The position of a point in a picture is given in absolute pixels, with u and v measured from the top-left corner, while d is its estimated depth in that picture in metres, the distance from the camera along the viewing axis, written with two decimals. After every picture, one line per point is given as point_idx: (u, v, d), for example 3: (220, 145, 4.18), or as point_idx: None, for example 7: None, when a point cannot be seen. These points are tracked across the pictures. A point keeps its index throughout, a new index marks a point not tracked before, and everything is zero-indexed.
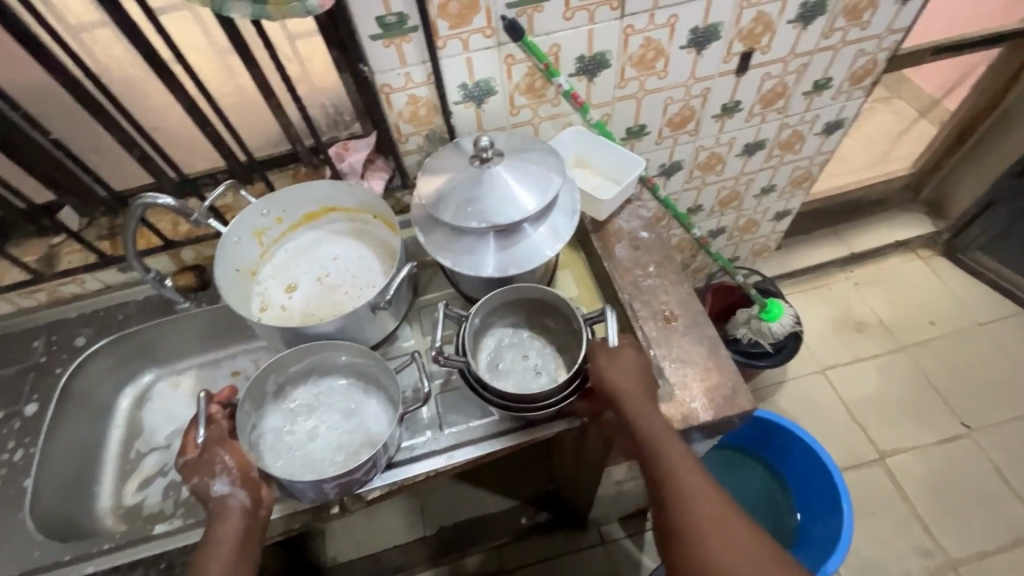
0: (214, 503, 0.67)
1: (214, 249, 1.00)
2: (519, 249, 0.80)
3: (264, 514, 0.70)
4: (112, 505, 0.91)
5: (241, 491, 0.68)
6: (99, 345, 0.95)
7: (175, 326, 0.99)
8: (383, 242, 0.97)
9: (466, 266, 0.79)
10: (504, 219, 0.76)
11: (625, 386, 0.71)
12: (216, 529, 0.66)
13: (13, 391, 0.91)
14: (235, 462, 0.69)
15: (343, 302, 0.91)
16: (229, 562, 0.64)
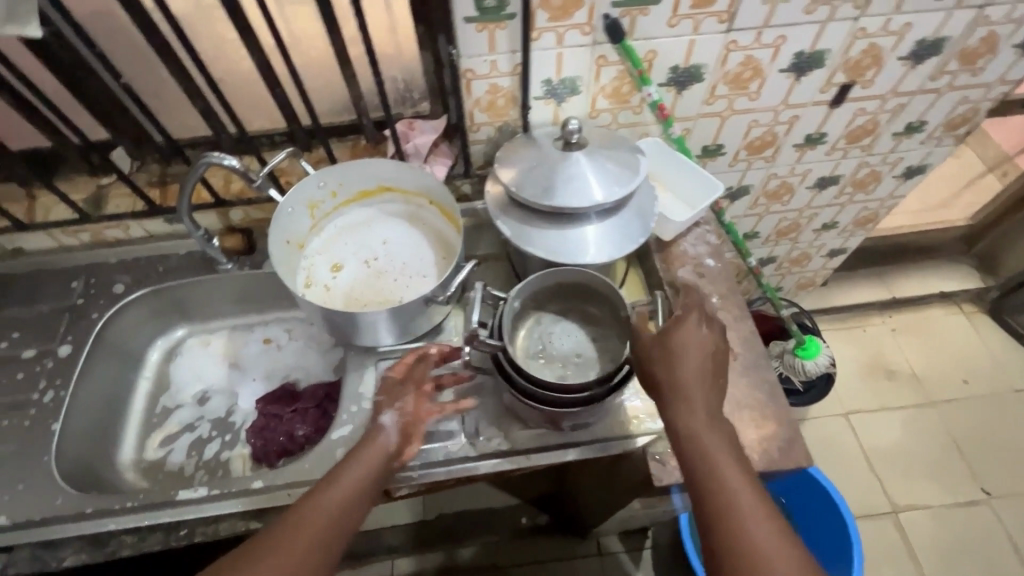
0: (382, 428, 0.68)
1: (264, 213, 0.97)
2: (595, 239, 0.78)
3: (393, 468, 0.67)
4: (134, 458, 0.90)
5: (393, 437, 0.68)
6: (136, 294, 0.93)
7: (214, 287, 0.97)
8: (437, 230, 0.93)
9: (543, 251, 0.77)
10: (584, 200, 0.75)
11: (684, 367, 0.63)
12: (363, 452, 0.65)
13: (48, 329, 0.90)
14: (409, 411, 0.70)
15: (391, 292, 0.88)
16: (347, 496, 0.61)
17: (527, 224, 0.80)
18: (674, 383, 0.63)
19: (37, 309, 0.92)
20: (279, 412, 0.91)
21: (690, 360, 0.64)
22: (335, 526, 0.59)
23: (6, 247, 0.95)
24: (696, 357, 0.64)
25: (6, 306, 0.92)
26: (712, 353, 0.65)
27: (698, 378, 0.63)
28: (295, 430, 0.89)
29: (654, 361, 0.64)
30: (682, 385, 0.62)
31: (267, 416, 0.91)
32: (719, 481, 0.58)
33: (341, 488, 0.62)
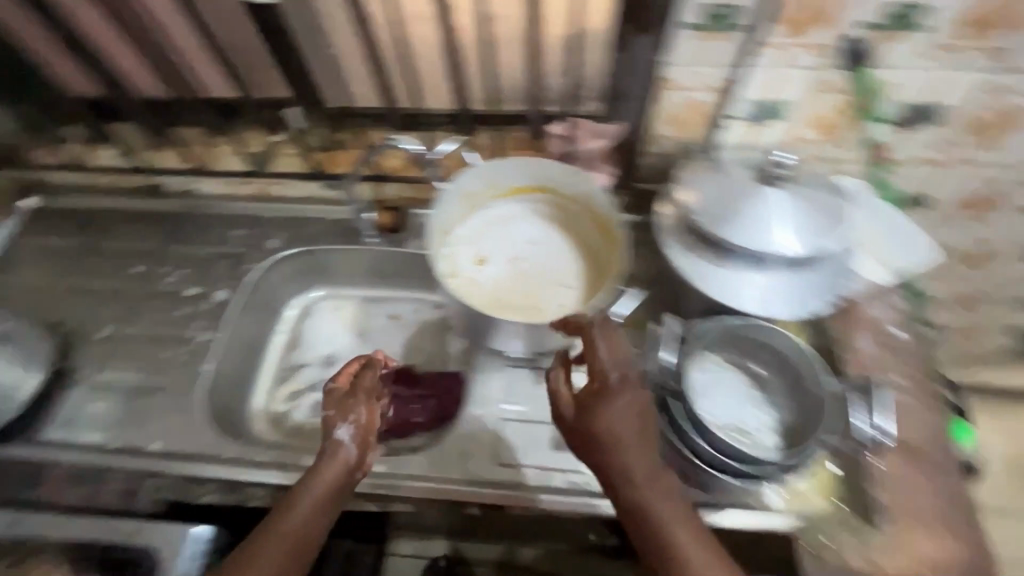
0: (328, 444, 0.71)
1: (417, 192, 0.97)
2: (776, 288, 0.70)
3: (356, 479, 0.72)
4: (263, 407, 0.93)
5: (354, 446, 0.72)
6: (288, 251, 0.98)
7: (357, 256, 0.98)
8: (588, 239, 0.88)
9: (716, 292, 0.71)
10: (775, 247, 0.67)
11: (618, 432, 0.60)
12: (319, 470, 0.69)
13: (208, 272, 0.95)
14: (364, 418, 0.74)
15: (534, 299, 0.84)
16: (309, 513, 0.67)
17: (702, 257, 0.72)
18: (617, 465, 0.60)
19: (200, 250, 0.97)
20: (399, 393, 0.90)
21: (630, 438, 0.60)
22: (297, 541, 0.65)
23: (182, 187, 1.02)
24: (631, 426, 0.60)
25: (174, 242, 0.98)
26: (642, 410, 0.61)
27: (640, 454, 0.60)
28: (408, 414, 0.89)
29: (593, 438, 0.61)
30: (641, 474, 0.59)
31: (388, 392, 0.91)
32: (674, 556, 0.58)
33: (295, 509, 0.66)
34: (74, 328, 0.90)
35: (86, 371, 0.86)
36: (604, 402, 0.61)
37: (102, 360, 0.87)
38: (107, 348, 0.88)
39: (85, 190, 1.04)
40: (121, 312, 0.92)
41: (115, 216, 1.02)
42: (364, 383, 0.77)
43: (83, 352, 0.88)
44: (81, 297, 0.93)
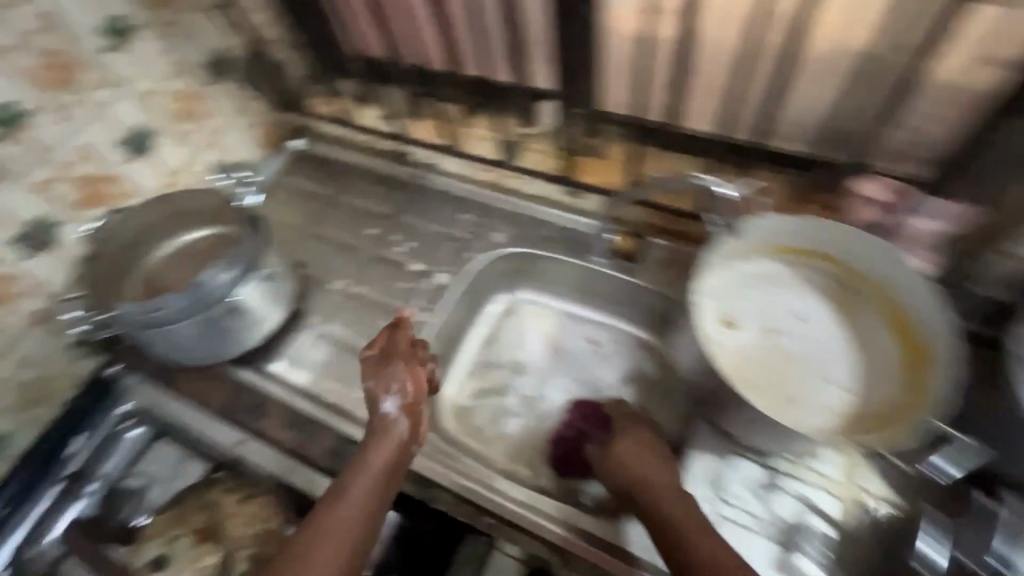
0: (375, 419, 0.69)
1: (665, 221, 0.86)
2: None
3: (410, 454, 0.69)
4: (454, 398, 0.91)
5: (404, 422, 0.69)
6: (512, 250, 0.94)
7: (578, 270, 0.92)
8: (869, 335, 0.72)
9: None
10: None
11: (639, 473, 0.68)
12: (373, 450, 0.66)
13: (436, 251, 0.96)
14: (409, 387, 0.71)
15: (799, 390, 0.69)
16: (370, 492, 0.63)
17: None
18: (650, 501, 0.65)
19: (431, 227, 0.98)
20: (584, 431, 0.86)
21: (654, 479, 0.67)
22: (363, 523, 0.61)
23: (427, 160, 1.03)
24: (654, 467, 0.68)
25: (409, 212, 1.00)
26: (658, 450, 0.71)
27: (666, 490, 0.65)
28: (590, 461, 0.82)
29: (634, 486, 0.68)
30: (666, 509, 0.63)
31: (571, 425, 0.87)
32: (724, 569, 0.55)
33: (353, 488, 0.63)
34: (313, 275, 0.97)
35: (316, 318, 0.92)
36: (618, 439, 0.74)
37: (329, 312, 0.92)
38: (336, 302, 0.93)
39: (342, 143, 1.10)
40: (353, 269, 0.96)
41: (362, 174, 1.07)
42: (395, 339, 0.74)
43: (317, 299, 0.94)
44: (323, 246, 1.00)
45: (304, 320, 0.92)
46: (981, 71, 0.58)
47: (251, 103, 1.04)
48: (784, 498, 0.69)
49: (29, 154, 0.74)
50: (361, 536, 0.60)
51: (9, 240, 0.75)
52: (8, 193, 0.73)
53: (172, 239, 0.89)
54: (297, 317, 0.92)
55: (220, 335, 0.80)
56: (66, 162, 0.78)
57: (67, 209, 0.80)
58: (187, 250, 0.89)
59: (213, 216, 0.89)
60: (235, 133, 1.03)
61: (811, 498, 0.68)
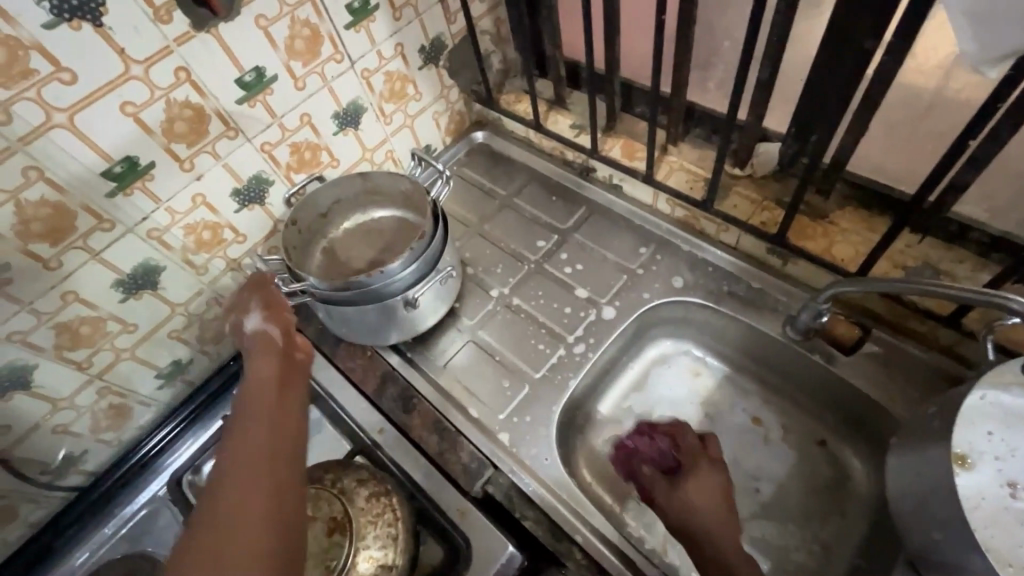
0: (246, 340, 0.63)
1: (891, 313, 0.73)
2: None
3: (299, 359, 0.62)
4: (591, 441, 0.84)
5: (273, 327, 0.64)
6: (689, 298, 0.85)
7: (760, 339, 0.81)
8: None
9: None
10: None
11: (692, 512, 0.62)
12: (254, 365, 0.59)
13: (604, 280, 0.89)
14: (258, 303, 0.66)
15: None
16: (267, 389, 0.55)
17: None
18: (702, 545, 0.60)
19: (603, 254, 0.92)
20: (666, 448, 0.71)
21: (719, 531, 0.59)
22: (276, 426, 0.51)
23: (612, 180, 0.96)
24: (719, 510, 0.62)
25: (582, 232, 0.95)
26: (725, 492, 0.64)
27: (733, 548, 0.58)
28: (667, 489, 0.66)
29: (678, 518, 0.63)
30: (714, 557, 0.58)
31: (654, 437, 0.73)
32: None
33: (252, 403, 0.54)
34: (474, 275, 0.95)
35: (471, 321, 0.90)
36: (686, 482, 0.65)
37: (484, 318, 0.90)
38: (492, 310, 0.91)
39: (525, 145, 1.08)
40: (516, 280, 0.93)
41: (538, 181, 1.04)
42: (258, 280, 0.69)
43: (475, 302, 0.92)
44: (489, 248, 0.98)
45: (458, 321, 0.91)
46: None
47: (450, 91, 1.04)
48: None
49: (264, 117, 0.78)
50: (279, 436, 0.51)
51: (231, 193, 0.80)
52: (240, 150, 0.78)
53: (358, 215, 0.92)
54: (452, 315, 0.92)
55: (385, 326, 0.81)
56: (290, 128, 0.82)
57: (280, 171, 0.85)
58: (367, 226, 0.91)
59: (401, 203, 0.90)
60: (429, 118, 1.03)
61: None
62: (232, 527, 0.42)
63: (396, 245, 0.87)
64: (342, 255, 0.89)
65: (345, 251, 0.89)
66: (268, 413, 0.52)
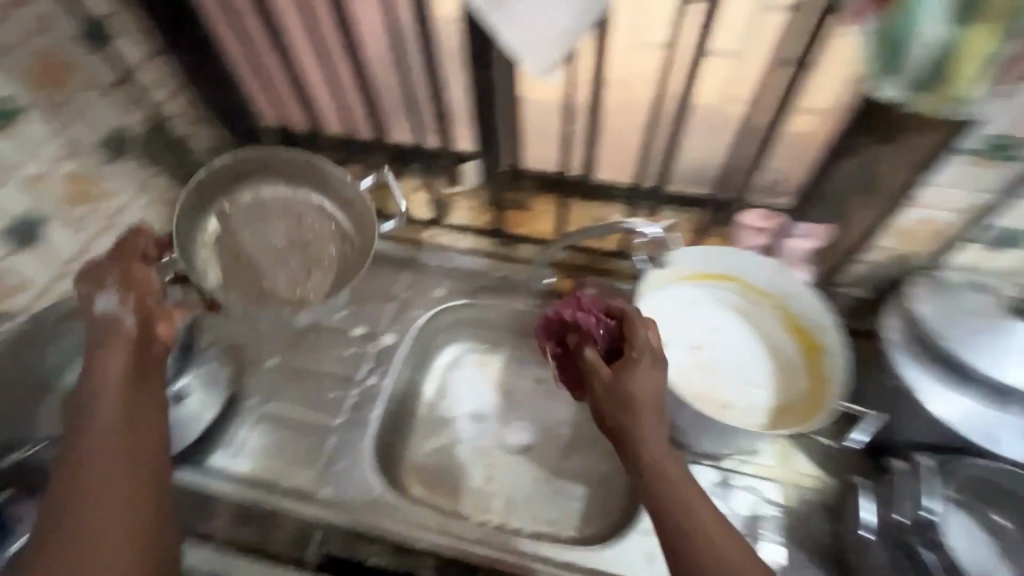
0: (93, 321, 0.61)
1: (591, 262, 0.97)
2: (999, 424, 0.65)
3: (151, 351, 0.63)
4: (416, 458, 0.89)
5: (128, 316, 0.62)
6: (454, 302, 0.97)
7: (516, 315, 0.97)
8: (775, 340, 0.84)
9: (947, 412, 0.66)
10: (1006, 379, 0.63)
11: (642, 403, 0.60)
12: (100, 361, 0.60)
13: (376, 313, 0.95)
14: (130, 279, 0.64)
15: (732, 394, 0.79)
16: (121, 401, 0.59)
17: (907, 390, 0.68)
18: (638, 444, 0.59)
19: (369, 290, 0.98)
20: (603, 330, 0.70)
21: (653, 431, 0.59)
22: (133, 418, 0.59)
23: None
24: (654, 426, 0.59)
25: None
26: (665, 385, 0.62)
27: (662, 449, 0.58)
28: (605, 374, 0.63)
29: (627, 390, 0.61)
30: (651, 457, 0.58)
31: (598, 317, 0.71)
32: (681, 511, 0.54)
33: (115, 400, 0.59)
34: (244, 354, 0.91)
35: (257, 398, 0.86)
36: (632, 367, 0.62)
37: (268, 392, 0.87)
38: (274, 380, 0.88)
39: None
40: (290, 342, 0.92)
41: None
42: (133, 244, 0.67)
43: (254, 379, 0.88)
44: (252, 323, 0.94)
45: (239, 404, 0.85)
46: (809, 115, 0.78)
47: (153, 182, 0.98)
48: (737, 493, 0.76)
49: None
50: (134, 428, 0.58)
51: None
52: None
53: (269, 178, 0.88)
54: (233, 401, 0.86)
55: None
56: None
57: None
58: (281, 202, 0.88)
59: (322, 189, 0.88)
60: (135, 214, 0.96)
61: (758, 488, 0.76)
62: (100, 520, 0.53)
63: (315, 231, 0.88)
64: (257, 228, 0.87)
65: (249, 225, 0.87)
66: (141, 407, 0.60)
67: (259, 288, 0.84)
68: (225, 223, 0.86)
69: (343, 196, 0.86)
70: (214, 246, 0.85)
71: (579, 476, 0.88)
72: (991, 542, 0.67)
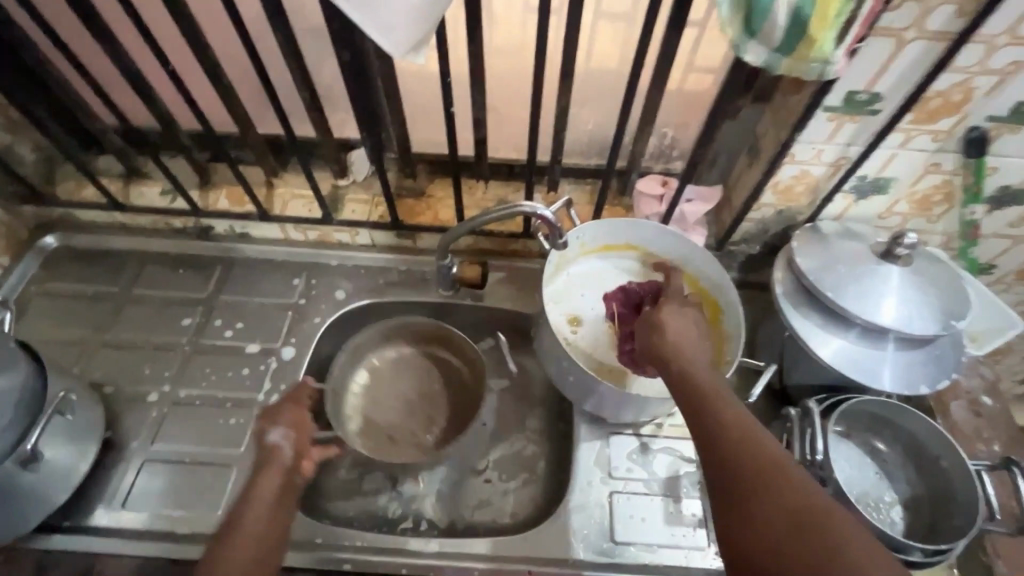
0: (261, 450, 0.63)
1: (498, 245, 0.94)
2: (874, 361, 0.70)
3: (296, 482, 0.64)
4: (334, 474, 0.84)
5: (287, 449, 0.64)
6: (358, 303, 0.90)
7: (427, 309, 0.93)
8: None
9: (831, 358, 0.70)
10: (873, 320, 0.68)
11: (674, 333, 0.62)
12: (257, 480, 0.61)
13: (270, 326, 0.87)
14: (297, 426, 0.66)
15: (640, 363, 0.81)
16: (254, 522, 0.58)
17: (800, 340, 0.72)
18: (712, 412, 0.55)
19: (259, 301, 0.89)
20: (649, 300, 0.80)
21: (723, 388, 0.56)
22: (260, 542, 0.58)
23: (235, 230, 0.93)
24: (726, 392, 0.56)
25: (227, 291, 0.90)
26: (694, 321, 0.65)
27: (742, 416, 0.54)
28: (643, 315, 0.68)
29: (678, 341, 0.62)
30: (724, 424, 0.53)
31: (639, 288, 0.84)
32: (713, 413, 0.54)
33: (248, 522, 0.58)
34: (119, 393, 0.80)
35: (138, 441, 0.76)
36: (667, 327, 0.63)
37: (153, 431, 0.77)
38: (158, 416, 0.78)
39: (119, 230, 0.94)
40: (173, 372, 0.82)
41: (155, 260, 0.93)
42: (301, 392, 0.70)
43: (132, 419, 0.78)
44: (124, 355, 0.83)
45: (118, 450, 0.75)
46: None
47: None
48: (658, 456, 0.78)
49: None
50: (257, 551, 0.57)
51: None
52: None
53: (428, 342, 0.90)
54: (110, 449, 0.76)
55: (8, 507, 0.63)
56: None
57: None
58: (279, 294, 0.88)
59: (452, 344, 0.88)
60: None
61: (676, 448, 0.78)
62: None
63: (422, 370, 0.89)
64: (397, 378, 0.89)
65: (399, 376, 0.89)
66: (264, 526, 0.59)
67: (388, 437, 0.84)
68: (373, 377, 0.88)
69: (471, 357, 0.86)
70: (360, 392, 0.87)
71: (507, 466, 0.86)
72: (880, 471, 0.71)
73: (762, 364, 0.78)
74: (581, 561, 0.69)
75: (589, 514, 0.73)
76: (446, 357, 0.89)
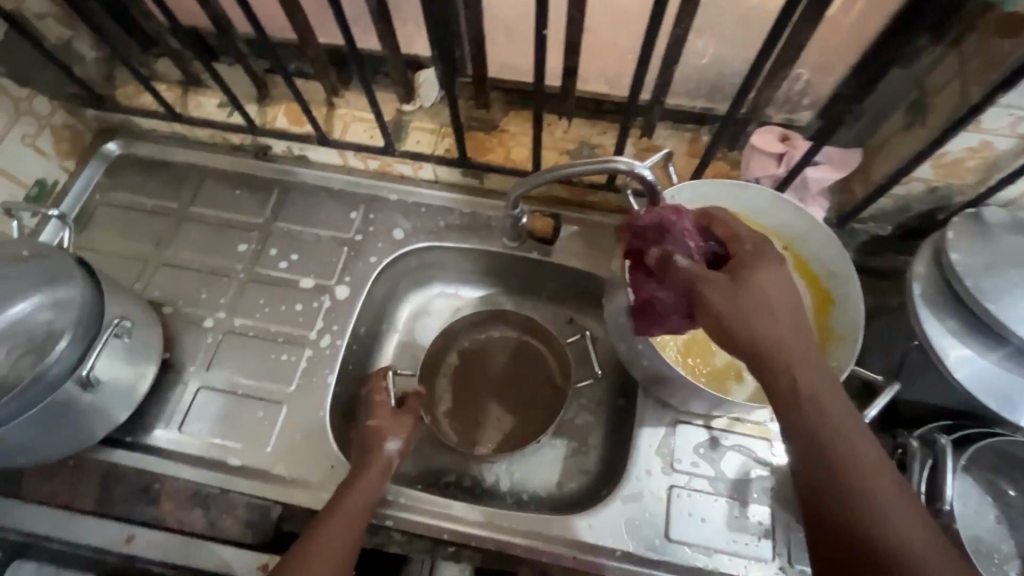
0: (365, 447, 0.68)
1: (575, 195, 0.83)
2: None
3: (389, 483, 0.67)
4: None
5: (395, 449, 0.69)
6: (416, 244, 0.84)
7: (489, 258, 0.85)
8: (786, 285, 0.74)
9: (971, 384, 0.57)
10: None
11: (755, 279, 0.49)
12: (360, 476, 0.65)
13: (326, 261, 0.82)
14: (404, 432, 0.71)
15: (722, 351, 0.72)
16: (353, 513, 0.62)
17: (930, 354, 0.59)
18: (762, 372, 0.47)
19: (315, 232, 0.84)
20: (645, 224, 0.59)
21: (794, 341, 0.47)
22: (351, 533, 0.60)
23: (293, 152, 0.87)
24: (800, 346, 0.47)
25: (283, 217, 0.86)
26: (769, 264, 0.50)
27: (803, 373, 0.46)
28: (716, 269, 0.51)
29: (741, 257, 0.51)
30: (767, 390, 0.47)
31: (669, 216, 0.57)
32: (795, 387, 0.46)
33: (348, 510, 0.62)
34: (177, 314, 0.80)
35: (195, 364, 0.76)
36: (742, 263, 0.50)
37: (208, 357, 0.77)
38: (213, 342, 0.78)
39: (178, 142, 0.90)
40: (229, 299, 0.80)
41: (214, 177, 0.89)
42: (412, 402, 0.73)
43: (189, 342, 0.78)
44: (182, 276, 0.82)
45: (177, 371, 0.76)
46: (850, 5, 0.61)
47: (32, 104, 0.79)
48: (727, 454, 0.70)
49: None
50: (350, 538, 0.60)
51: None
52: None
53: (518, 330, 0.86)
54: (168, 369, 0.76)
55: (63, 426, 0.64)
56: None
57: None
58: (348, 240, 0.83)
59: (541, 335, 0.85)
60: (16, 145, 0.78)
61: (750, 448, 0.70)
62: None
63: (508, 355, 0.86)
64: (486, 365, 0.86)
65: (484, 365, 0.86)
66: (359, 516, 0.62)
67: (477, 423, 0.83)
68: (462, 360, 0.86)
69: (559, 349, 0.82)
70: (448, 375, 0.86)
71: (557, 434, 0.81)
72: (1003, 518, 0.60)
73: (878, 377, 0.64)
74: (632, 554, 0.65)
75: (644, 505, 0.67)
76: (532, 343, 0.86)
